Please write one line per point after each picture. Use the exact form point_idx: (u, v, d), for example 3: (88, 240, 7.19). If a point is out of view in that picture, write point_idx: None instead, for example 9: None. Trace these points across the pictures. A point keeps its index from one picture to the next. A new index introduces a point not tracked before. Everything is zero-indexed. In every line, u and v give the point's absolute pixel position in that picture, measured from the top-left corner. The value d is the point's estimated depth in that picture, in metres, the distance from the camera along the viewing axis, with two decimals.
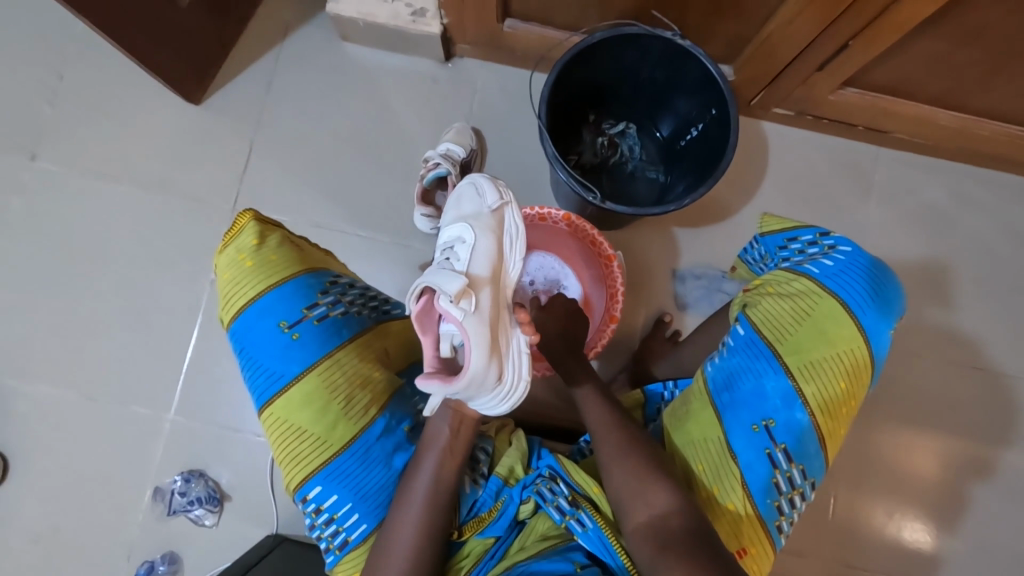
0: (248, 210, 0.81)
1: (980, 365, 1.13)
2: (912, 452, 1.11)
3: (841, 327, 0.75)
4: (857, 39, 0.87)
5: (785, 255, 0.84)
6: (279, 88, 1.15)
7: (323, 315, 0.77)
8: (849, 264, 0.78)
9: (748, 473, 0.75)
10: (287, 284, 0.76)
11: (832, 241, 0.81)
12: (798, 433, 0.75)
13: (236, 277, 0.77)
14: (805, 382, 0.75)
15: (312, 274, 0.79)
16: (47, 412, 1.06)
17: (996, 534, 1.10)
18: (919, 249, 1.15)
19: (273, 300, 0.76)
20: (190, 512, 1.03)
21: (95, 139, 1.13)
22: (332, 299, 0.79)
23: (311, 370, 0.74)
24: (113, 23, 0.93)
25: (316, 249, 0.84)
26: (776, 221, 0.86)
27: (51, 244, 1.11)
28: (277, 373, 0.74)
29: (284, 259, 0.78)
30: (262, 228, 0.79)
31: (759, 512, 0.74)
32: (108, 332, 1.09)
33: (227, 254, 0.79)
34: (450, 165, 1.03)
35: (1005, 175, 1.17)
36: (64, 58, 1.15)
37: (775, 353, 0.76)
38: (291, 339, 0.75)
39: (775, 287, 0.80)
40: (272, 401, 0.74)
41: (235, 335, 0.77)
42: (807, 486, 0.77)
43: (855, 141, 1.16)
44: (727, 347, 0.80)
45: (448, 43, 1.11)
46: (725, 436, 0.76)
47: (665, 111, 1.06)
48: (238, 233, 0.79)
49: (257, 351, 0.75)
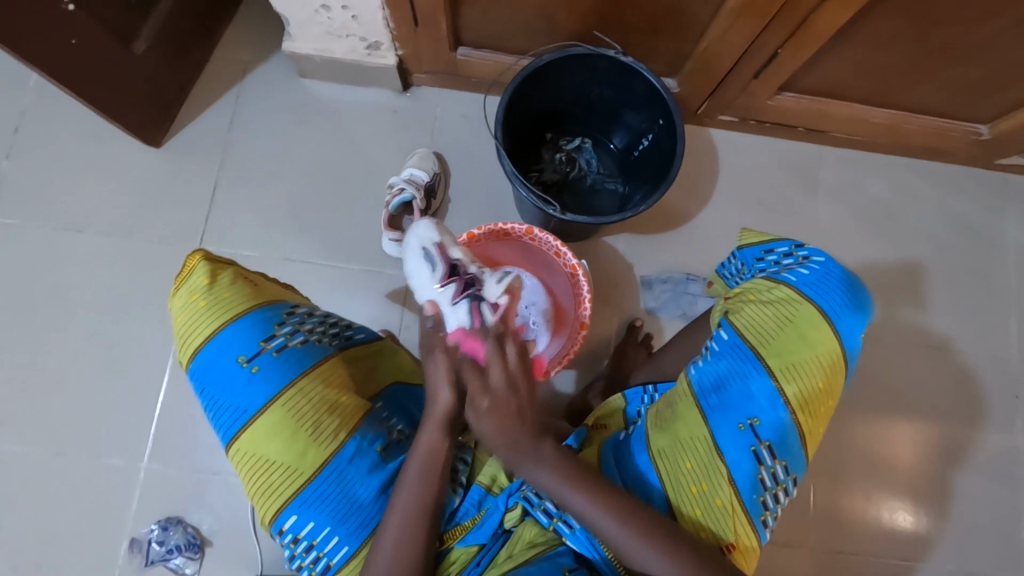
0: (197, 250, 0.80)
1: (935, 345, 1.19)
2: (883, 433, 1.15)
3: (819, 331, 0.77)
4: (786, 46, 0.93)
5: (762, 266, 0.85)
6: (240, 126, 1.16)
7: (282, 345, 0.77)
8: (825, 273, 0.79)
9: (735, 471, 0.75)
10: (242, 319, 0.76)
11: (806, 251, 0.82)
12: (782, 430, 0.76)
13: (190, 317, 0.77)
14: (788, 383, 0.76)
15: (268, 306, 0.79)
16: (12, 470, 1.02)
17: (968, 504, 1.14)
18: (868, 239, 1.21)
19: (229, 336, 0.76)
20: (170, 561, 1.00)
21: (53, 189, 1.12)
22: (291, 329, 0.79)
23: (275, 401, 0.74)
24: (69, 73, 0.94)
25: (271, 282, 0.84)
26: (754, 234, 0.87)
27: (11, 296, 1.09)
28: (239, 408, 0.74)
29: (237, 295, 0.78)
30: (213, 266, 0.79)
31: (746, 507, 0.75)
32: (74, 382, 1.06)
33: (180, 295, 0.78)
34: (414, 189, 1.07)
35: (938, 165, 1.25)
36: (19, 110, 1.15)
37: (758, 356, 0.77)
38: (252, 373, 0.75)
39: (755, 294, 0.81)
40: (238, 436, 0.74)
41: (195, 375, 0.77)
42: (791, 481, 0.77)
43: (797, 142, 1.23)
44: (712, 351, 0.81)
45: (405, 74, 1.15)
46: (711, 435, 0.76)
47: (616, 124, 1.11)
48: (189, 274, 0.79)
49: (217, 388, 0.75)
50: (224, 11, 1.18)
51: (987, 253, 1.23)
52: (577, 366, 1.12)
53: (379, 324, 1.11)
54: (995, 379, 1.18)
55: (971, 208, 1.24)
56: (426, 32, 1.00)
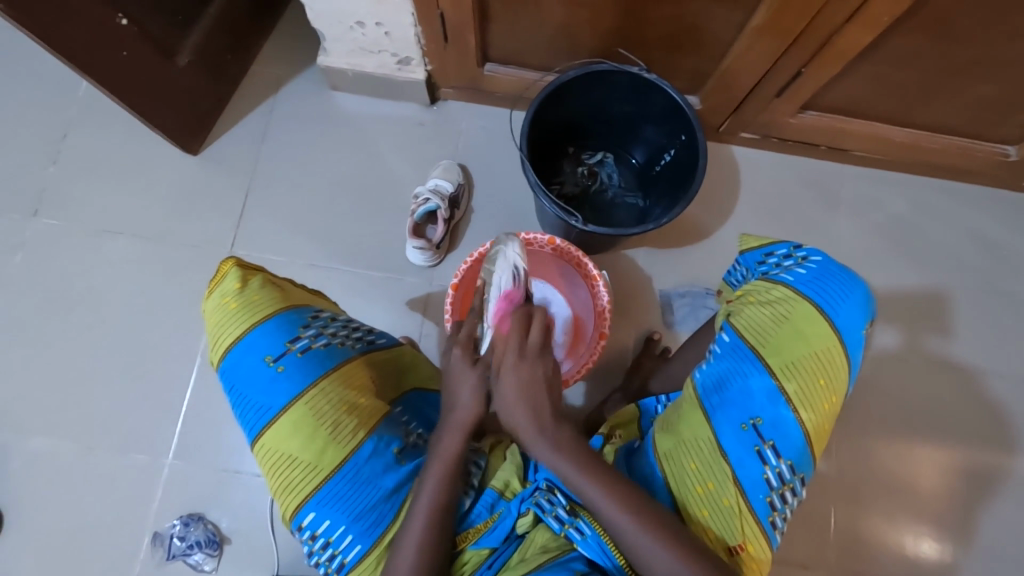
0: (228, 256, 0.83)
1: (960, 366, 1.17)
2: (906, 455, 1.13)
3: (817, 328, 0.77)
4: (808, 66, 0.94)
5: (765, 269, 0.84)
6: (273, 136, 1.21)
7: (306, 347, 0.79)
8: (822, 271, 0.80)
9: (740, 470, 0.75)
10: (269, 321, 0.79)
11: (805, 252, 0.83)
12: (784, 428, 0.75)
13: (221, 318, 0.80)
14: (788, 380, 0.76)
15: (294, 309, 0.82)
16: (44, 461, 1.06)
17: (994, 531, 1.10)
18: (891, 258, 1.20)
19: (256, 337, 0.78)
20: (190, 556, 1.02)
21: (95, 192, 1.18)
22: (314, 331, 0.81)
23: (297, 400, 0.76)
24: (119, 83, 1.00)
25: (297, 287, 0.87)
26: (754, 238, 0.88)
27: (50, 293, 1.14)
28: (264, 406, 0.76)
29: (265, 299, 0.80)
30: (243, 271, 0.82)
31: (753, 508, 0.74)
32: (106, 378, 1.10)
33: (212, 298, 0.81)
34: (439, 200, 1.10)
35: (963, 186, 1.24)
36: (68, 118, 1.21)
37: (758, 355, 0.77)
38: (277, 372, 0.77)
39: (755, 295, 0.81)
40: (262, 432, 0.76)
41: (224, 373, 0.79)
42: (798, 481, 0.76)
43: (819, 160, 1.23)
44: (714, 354, 0.81)
45: (432, 88, 1.18)
46: (715, 436, 0.76)
47: (638, 139, 1.12)
48: (221, 278, 0.82)
49: (244, 387, 0.77)
50: (262, 29, 1.24)
51: (1015, 276, 1.21)
52: (593, 377, 1.12)
53: (399, 330, 1.13)
54: None
55: (998, 229, 1.23)
56: (455, 48, 1.03)
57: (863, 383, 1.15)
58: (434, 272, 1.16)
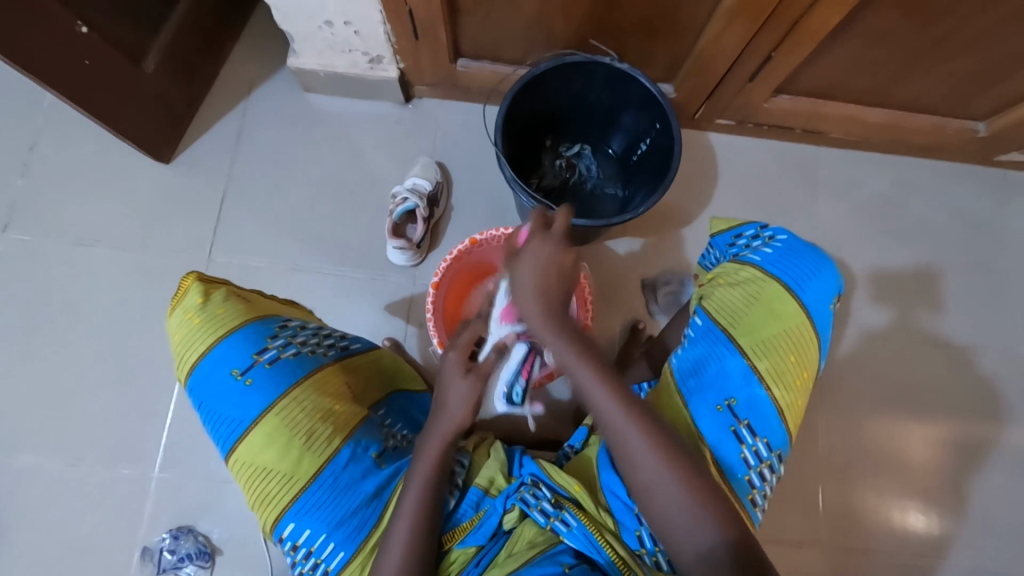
0: (190, 272, 0.82)
1: (940, 340, 1.19)
2: (891, 430, 1.15)
3: (785, 306, 0.78)
4: (779, 49, 0.95)
5: (734, 251, 0.85)
6: (247, 140, 1.19)
7: (274, 357, 0.78)
8: (787, 249, 0.81)
9: (719, 452, 0.75)
10: (236, 334, 0.78)
11: (771, 231, 0.83)
12: (759, 406, 0.76)
13: (186, 335, 0.79)
14: (760, 359, 0.76)
15: (261, 320, 0.81)
16: (27, 480, 1.04)
17: (978, 500, 1.13)
18: (870, 237, 1.22)
19: (223, 350, 0.77)
20: (181, 569, 1.01)
21: (68, 204, 1.16)
22: (283, 341, 0.80)
23: (269, 412, 0.75)
24: (83, 91, 0.97)
25: (264, 297, 0.86)
26: (723, 221, 0.88)
27: (23, 310, 1.11)
28: (235, 420, 0.76)
29: (230, 312, 0.79)
30: (206, 286, 0.81)
31: (734, 489, 0.75)
32: (88, 393, 1.08)
33: (175, 315, 0.80)
34: (417, 199, 1.09)
35: (937, 163, 1.26)
36: (34, 129, 1.18)
37: (730, 336, 0.78)
38: (246, 385, 0.76)
39: (724, 277, 0.81)
40: (235, 447, 0.75)
41: (193, 390, 0.78)
42: (775, 458, 0.77)
43: (795, 143, 1.24)
44: (688, 338, 0.81)
45: (407, 86, 1.17)
46: (693, 419, 0.76)
47: (614, 130, 1.13)
48: (183, 294, 0.81)
49: (214, 402, 0.77)
50: (230, 31, 1.21)
51: (991, 249, 1.23)
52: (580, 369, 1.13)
53: (384, 330, 1.12)
54: (1003, 374, 1.18)
55: (971, 203, 1.25)
56: (426, 43, 1.02)
57: (847, 362, 1.17)
58: (416, 271, 1.15)
